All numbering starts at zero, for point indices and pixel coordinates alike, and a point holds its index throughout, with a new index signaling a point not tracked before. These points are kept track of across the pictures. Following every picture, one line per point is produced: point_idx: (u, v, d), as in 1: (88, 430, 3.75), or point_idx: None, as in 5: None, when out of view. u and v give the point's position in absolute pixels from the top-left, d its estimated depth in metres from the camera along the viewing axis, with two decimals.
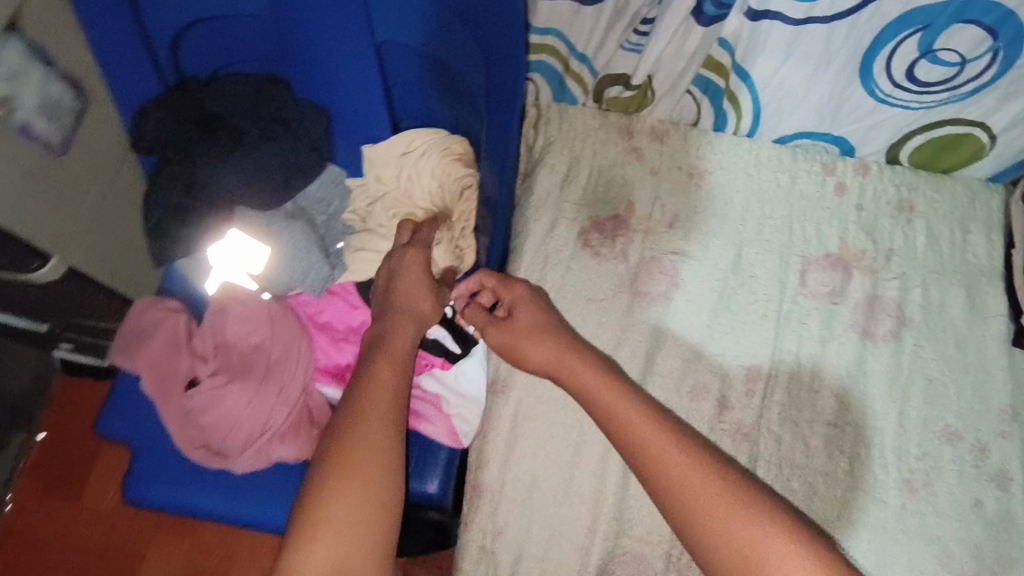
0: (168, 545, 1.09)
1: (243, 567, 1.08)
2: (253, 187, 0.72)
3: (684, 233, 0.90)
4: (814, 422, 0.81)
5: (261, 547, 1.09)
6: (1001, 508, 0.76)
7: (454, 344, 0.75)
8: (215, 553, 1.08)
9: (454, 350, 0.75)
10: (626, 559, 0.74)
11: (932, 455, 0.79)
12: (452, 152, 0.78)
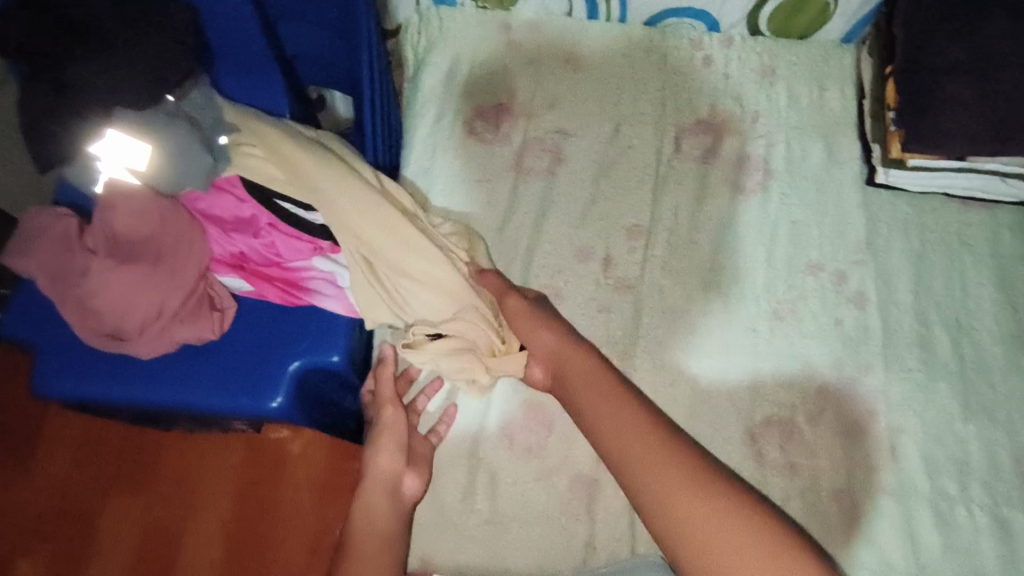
0: None
1: None
2: (126, 85, 0.74)
3: (563, 112, 0.95)
4: (692, 270, 0.88)
5: None
6: (858, 324, 0.85)
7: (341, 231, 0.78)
8: None
9: None
10: (527, 402, 0.82)
11: (798, 287, 0.87)
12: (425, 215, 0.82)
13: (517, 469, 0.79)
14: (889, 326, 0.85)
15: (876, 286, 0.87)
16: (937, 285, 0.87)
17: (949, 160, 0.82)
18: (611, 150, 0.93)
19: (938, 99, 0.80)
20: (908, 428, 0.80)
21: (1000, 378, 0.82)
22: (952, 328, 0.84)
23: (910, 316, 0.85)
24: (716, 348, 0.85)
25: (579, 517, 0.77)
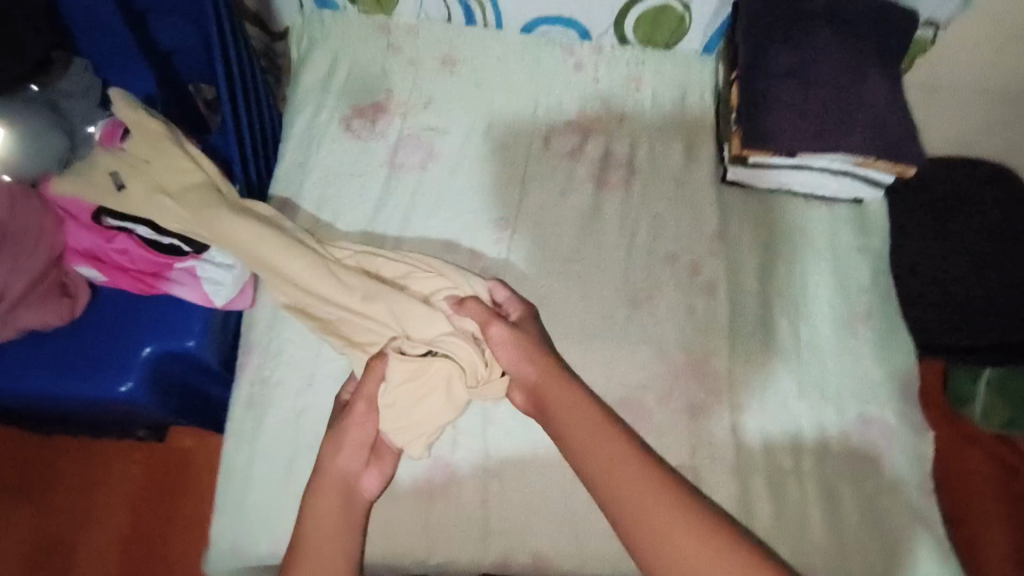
0: (20, 518, 1.12)
1: (91, 538, 1.11)
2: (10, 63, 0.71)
3: (437, 111, 0.99)
4: (555, 259, 0.92)
5: (111, 515, 1.12)
6: (708, 311, 0.91)
7: (185, 241, 0.80)
8: (68, 522, 1.11)
9: (184, 248, 0.80)
10: None
11: (655, 275, 0.92)
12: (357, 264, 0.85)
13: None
14: (736, 311, 0.91)
15: (726, 274, 0.93)
16: (780, 275, 0.94)
17: (783, 157, 0.89)
18: (483, 149, 0.98)
19: (769, 99, 0.87)
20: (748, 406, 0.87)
21: (830, 358, 0.90)
22: (792, 314, 0.92)
23: (755, 303, 0.92)
24: (574, 334, 0.88)
25: (437, 494, 0.80)
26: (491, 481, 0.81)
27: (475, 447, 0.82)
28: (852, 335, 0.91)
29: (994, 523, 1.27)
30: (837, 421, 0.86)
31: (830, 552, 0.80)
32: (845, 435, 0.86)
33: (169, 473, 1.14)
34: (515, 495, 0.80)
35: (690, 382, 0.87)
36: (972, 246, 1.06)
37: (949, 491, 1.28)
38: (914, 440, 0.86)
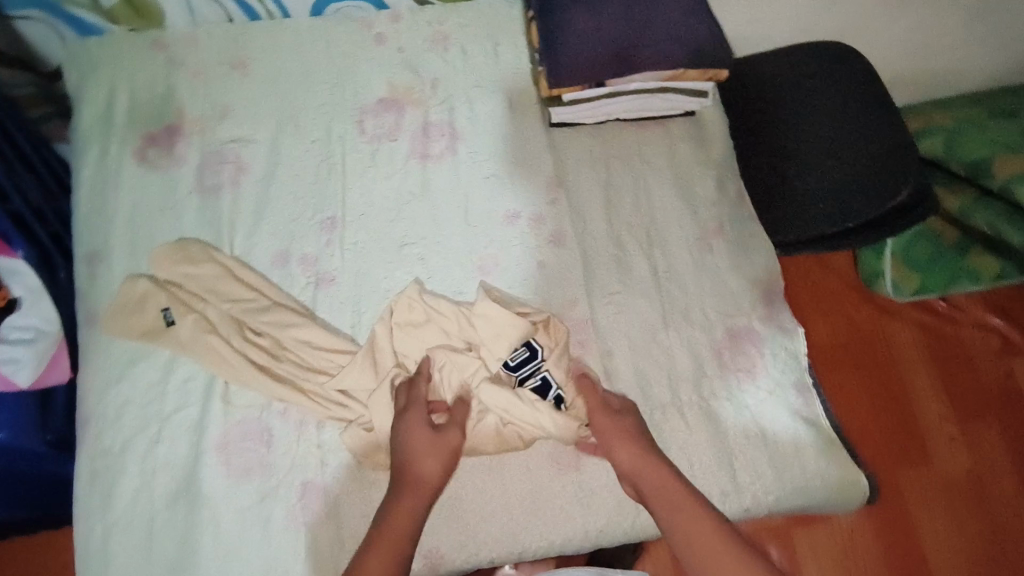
0: None
1: None
2: None
3: (238, 121, 0.92)
4: (390, 247, 0.87)
5: None
6: (560, 263, 0.87)
7: None
8: None
9: None
10: (239, 423, 0.79)
11: (499, 238, 0.88)
12: (311, 339, 0.81)
13: (239, 494, 0.77)
14: (588, 256, 0.88)
15: (571, 220, 0.90)
16: (626, 208, 0.91)
17: (593, 89, 0.88)
18: (295, 150, 0.92)
19: (567, 31, 0.84)
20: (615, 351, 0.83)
21: (691, 280, 0.88)
22: (645, 244, 0.89)
23: (606, 240, 0.89)
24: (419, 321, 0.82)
25: (313, 521, 0.76)
26: (370, 491, 0.77)
27: (342, 462, 0.79)
28: (708, 251, 0.89)
29: (919, 388, 1.21)
30: (708, 342, 0.85)
31: (721, 473, 0.79)
32: (718, 354, 0.84)
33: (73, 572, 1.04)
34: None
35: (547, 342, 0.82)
36: (833, 121, 0.91)
37: (864, 364, 1.23)
38: (785, 341, 0.86)
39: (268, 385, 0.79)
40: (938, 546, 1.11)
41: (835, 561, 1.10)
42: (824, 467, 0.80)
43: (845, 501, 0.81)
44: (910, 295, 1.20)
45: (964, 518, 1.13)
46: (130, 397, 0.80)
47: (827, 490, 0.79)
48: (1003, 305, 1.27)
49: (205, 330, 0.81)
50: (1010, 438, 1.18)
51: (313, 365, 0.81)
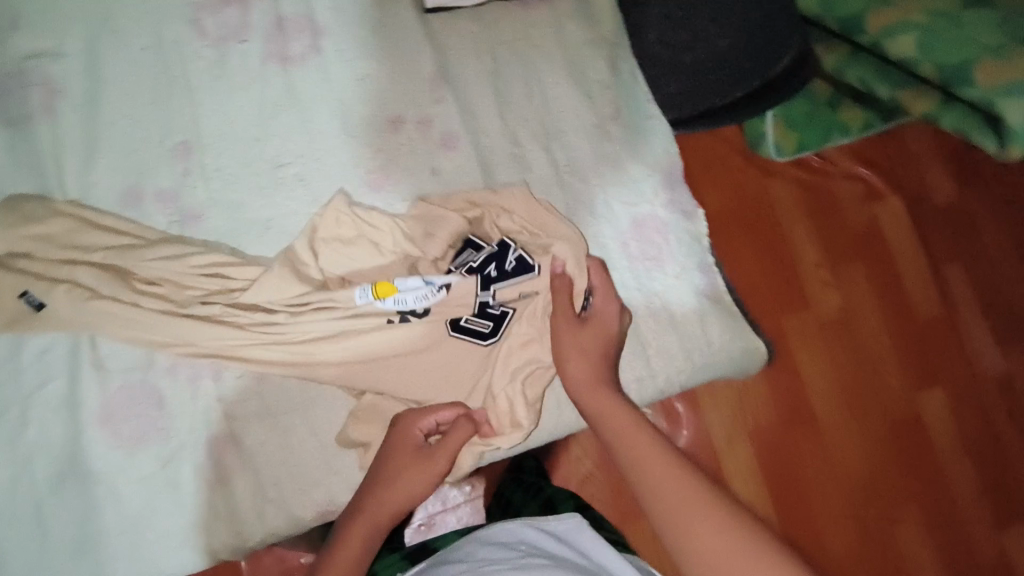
0: None
1: None
2: None
3: (35, 30, 0.74)
4: (261, 169, 0.77)
5: None
6: (455, 168, 0.81)
7: None
8: None
9: None
10: (122, 390, 0.71)
11: (385, 147, 0.80)
12: (209, 263, 0.72)
13: (137, 463, 0.70)
14: (485, 158, 0.82)
15: (461, 120, 0.82)
16: (518, 100, 0.85)
17: None
18: (120, 62, 0.76)
19: None
20: (538, 216, 0.76)
21: (593, 173, 0.84)
22: (542, 139, 0.84)
23: (500, 138, 0.83)
24: (341, 237, 0.75)
25: (228, 476, 0.72)
26: (287, 435, 0.73)
27: (248, 409, 0.73)
28: (607, 140, 0.86)
29: (800, 243, 1.29)
30: (614, 235, 0.84)
31: (636, 361, 0.81)
32: (624, 246, 0.84)
33: None
34: (307, 440, 0.74)
35: (469, 246, 0.75)
36: None
37: (752, 225, 1.28)
38: (687, 225, 0.86)
39: (186, 328, 0.69)
40: (815, 380, 1.25)
41: (733, 408, 1.21)
42: (728, 342, 0.84)
43: (747, 370, 0.86)
44: (789, 152, 1.27)
45: (837, 351, 1.27)
46: None
47: (732, 362, 0.84)
48: (868, 155, 1.36)
49: (86, 298, 0.68)
50: (874, 277, 1.31)
51: (223, 296, 0.72)
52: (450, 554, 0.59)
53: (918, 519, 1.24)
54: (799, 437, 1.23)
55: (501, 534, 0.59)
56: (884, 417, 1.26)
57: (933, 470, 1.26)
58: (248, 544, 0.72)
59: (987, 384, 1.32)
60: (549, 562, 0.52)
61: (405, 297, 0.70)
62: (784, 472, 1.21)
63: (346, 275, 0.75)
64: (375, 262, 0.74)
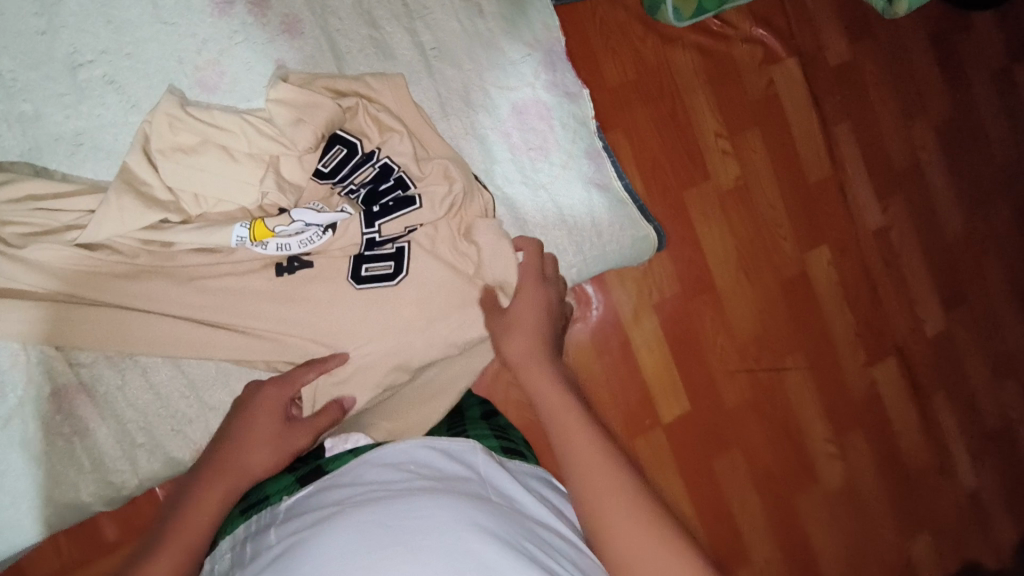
0: None
1: None
2: None
3: None
4: (56, 71, 0.63)
5: None
6: (303, 58, 0.70)
7: None
8: None
9: None
10: None
11: (213, 37, 0.67)
12: (33, 194, 0.62)
13: None
14: (338, 45, 0.71)
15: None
16: None
17: None
18: None
19: None
20: (410, 113, 0.70)
21: (466, 56, 0.75)
22: (405, 18, 0.73)
23: (355, 20, 0.72)
24: (182, 146, 0.65)
25: (85, 428, 0.66)
26: (148, 374, 0.67)
27: (98, 354, 0.66)
28: (480, 16, 0.76)
29: (698, 113, 1.26)
30: (494, 126, 0.76)
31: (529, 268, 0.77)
32: (506, 137, 0.77)
33: None
34: (173, 377, 0.68)
35: (340, 144, 0.68)
36: None
37: (651, 97, 1.23)
38: (572, 108, 0.80)
39: (12, 269, 0.61)
40: (715, 248, 1.27)
41: (637, 280, 1.23)
42: (617, 232, 0.81)
43: (640, 259, 0.84)
44: (689, 19, 1.20)
45: (734, 218, 1.29)
46: None
47: (622, 253, 0.82)
48: (764, 15, 1.31)
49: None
50: (769, 143, 1.31)
51: (58, 232, 0.62)
52: (333, 479, 0.55)
53: (805, 366, 1.34)
54: (699, 304, 1.27)
55: (387, 457, 0.55)
56: (775, 277, 1.32)
57: (818, 321, 1.35)
58: (122, 493, 0.68)
59: (868, 237, 1.40)
60: (439, 484, 0.49)
61: (289, 242, 0.66)
62: (685, 338, 1.26)
63: (199, 192, 0.66)
64: (232, 169, 0.66)
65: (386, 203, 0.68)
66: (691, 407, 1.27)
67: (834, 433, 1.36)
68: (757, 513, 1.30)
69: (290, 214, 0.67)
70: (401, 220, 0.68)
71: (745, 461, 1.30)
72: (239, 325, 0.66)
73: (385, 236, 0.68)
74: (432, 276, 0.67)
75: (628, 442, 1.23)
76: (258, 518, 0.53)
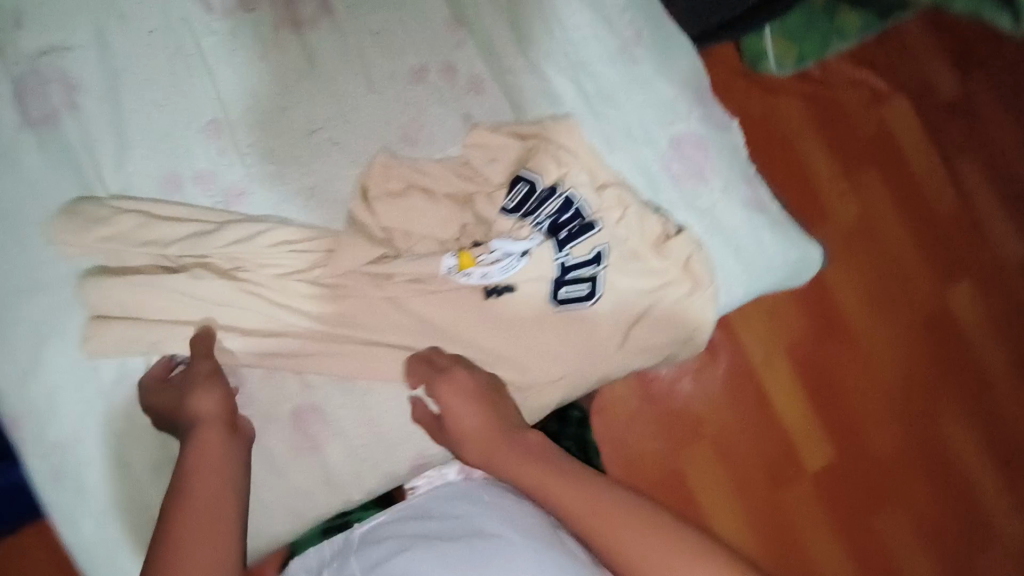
0: None
1: None
2: None
3: (42, 23, 0.71)
4: (294, 138, 0.76)
5: None
6: (487, 112, 0.79)
7: None
8: None
9: None
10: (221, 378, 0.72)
11: (413, 100, 0.78)
12: (287, 241, 0.73)
13: None
14: (515, 97, 0.80)
15: (485, 61, 0.81)
16: (537, 35, 0.83)
17: None
18: (134, 50, 0.73)
19: None
20: (582, 149, 0.79)
21: (626, 98, 0.82)
22: (572, 71, 0.81)
23: (527, 75, 0.81)
24: (392, 190, 0.75)
25: (321, 445, 0.74)
26: (364, 399, 0.75)
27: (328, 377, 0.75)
28: (635, 61, 0.83)
29: (814, 159, 1.31)
30: (656, 157, 0.82)
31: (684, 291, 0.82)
32: (666, 167, 0.83)
33: None
34: (386, 398, 0.75)
35: (523, 181, 0.76)
36: None
37: (771, 146, 1.30)
38: (725, 138, 0.85)
39: (268, 307, 0.72)
40: (846, 293, 1.33)
41: (766, 328, 1.29)
42: (783, 249, 0.83)
43: (803, 276, 0.86)
44: (792, 66, 1.17)
45: (864, 261, 1.33)
46: (57, 385, 0.69)
47: (788, 269, 0.84)
48: (867, 58, 1.35)
49: (164, 285, 0.69)
50: (890, 180, 1.35)
51: (300, 272, 0.73)
52: (416, 509, 0.68)
53: (952, 406, 1.36)
54: (833, 346, 1.32)
55: (473, 492, 0.69)
56: (912, 317, 1.35)
57: (959, 356, 1.37)
58: (351, 502, 0.76)
59: (1009, 268, 1.39)
60: (514, 524, 0.62)
61: (491, 270, 0.74)
62: (823, 384, 1.31)
63: (408, 229, 0.76)
64: (437, 209, 0.76)
65: (570, 230, 0.77)
66: (836, 453, 1.31)
67: (990, 473, 1.37)
68: (915, 561, 1.32)
69: (490, 244, 0.74)
70: (589, 243, 0.78)
71: (904, 512, 1.33)
72: (452, 341, 0.76)
73: (577, 259, 0.77)
74: (622, 292, 0.80)
75: (774, 492, 1.28)
76: (338, 543, 0.70)
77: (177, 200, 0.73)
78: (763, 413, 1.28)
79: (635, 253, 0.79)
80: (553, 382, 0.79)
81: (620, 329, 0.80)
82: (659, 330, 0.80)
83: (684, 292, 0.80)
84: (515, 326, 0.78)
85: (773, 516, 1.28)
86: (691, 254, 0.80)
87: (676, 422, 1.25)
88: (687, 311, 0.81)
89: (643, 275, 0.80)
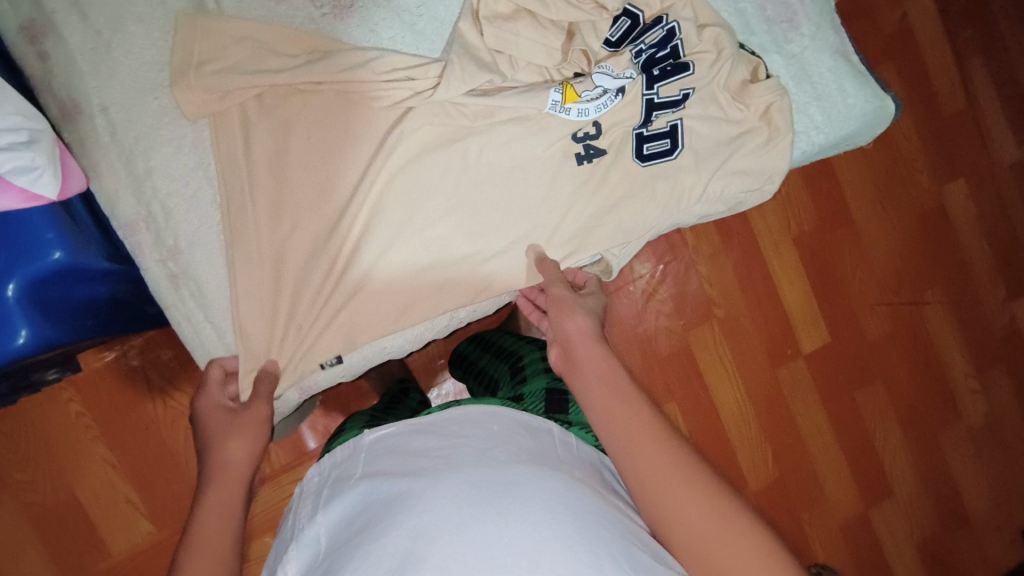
0: (53, 530, 0.98)
1: (158, 472, 1.01)
2: None
3: None
4: None
5: (163, 447, 1.01)
6: None
7: None
8: (89, 492, 0.99)
9: None
10: (303, 202, 0.75)
11: None
12: (398, 65, 0.76)
13: (309, 263, 0.75)
14: None
15: None
16: None
17: None
18: None
19: None
20: None
21: None
22: None
23: None
24: (501, 14, 0.77)
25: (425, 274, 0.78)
26: (453, 238, 0.78)
27: (407, 214, 0.77)
28: None
29: None
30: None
31: (754, 163, 0.82)
32: (761, 10, 0.85)
33: (117, 411, 0.99)
34: (477, 252, 0.79)
35: (626, 15, 0.79)
36: None
37: None
38: None
39: (355, 144, 0.76)
40: (854, 183, 1.36)
41: (779, 212, 1.32)
42: (863, 99, 0.86)
43: (881, 126, 0.89)
44: None
45: (871, 153, 1.37)
46: (170, 190, 0.73)
47: (867, 119, 0.87)
48: None
49: (252, 117, 0.74)
50: (905, 78, 1.38)
51: (374, 163, 0.75)
52: (426, 424, 0.59)
53: (944, 297, 1.42)
54: (837, 237, 1.36)
55: (480, 421, 0.58)
56: (913, 209, 1.40)
57: (954, 247, 1.42)
58: (455, 323, 0.82)
59: (1005, 172, 1.44)
60: (520, 454, 0.53)
61: (588, 107, 0.79)
62: (826, 272, 1.35)
63: (514, 54, 0.77)
64: (541, 36, 0.77)
65: (664, 67, 0.80)
66: (832, 337, 1.36)
67: (974, 366, 1.45)
68: (898, 444, 1.40)
69: (591, 80, 0.79)
70: (677, 84, 0.80)
71: (886, 390, 1.40)
72: (542, 186, 0.80)
73: (663, 99, 0.80)
74: (703, 139, 0.81)
75: (773, 370, 1.33)
76: (346, 448, 0.61)
77: (287, 16, 0.76)
78: (771, 294, 1.32)
79: (713, 98, 0.81)
80: (639, 233, 0.83)
81: (702, 181, 0.82)
82: (735, 179, 0.83)
83: (762, 141, 0.82)
84: (601, 193, 0.81)
85: (773, 393, 1.33)
86: (772, 102, 0.81)
87: (691, 302, 1.28)
88: (764, 159, 0.82)
89: (721, 123, 0.81)
